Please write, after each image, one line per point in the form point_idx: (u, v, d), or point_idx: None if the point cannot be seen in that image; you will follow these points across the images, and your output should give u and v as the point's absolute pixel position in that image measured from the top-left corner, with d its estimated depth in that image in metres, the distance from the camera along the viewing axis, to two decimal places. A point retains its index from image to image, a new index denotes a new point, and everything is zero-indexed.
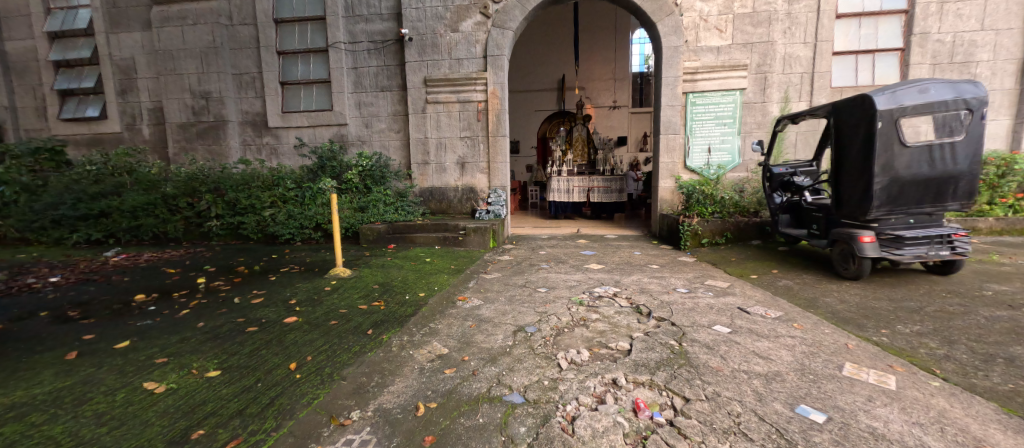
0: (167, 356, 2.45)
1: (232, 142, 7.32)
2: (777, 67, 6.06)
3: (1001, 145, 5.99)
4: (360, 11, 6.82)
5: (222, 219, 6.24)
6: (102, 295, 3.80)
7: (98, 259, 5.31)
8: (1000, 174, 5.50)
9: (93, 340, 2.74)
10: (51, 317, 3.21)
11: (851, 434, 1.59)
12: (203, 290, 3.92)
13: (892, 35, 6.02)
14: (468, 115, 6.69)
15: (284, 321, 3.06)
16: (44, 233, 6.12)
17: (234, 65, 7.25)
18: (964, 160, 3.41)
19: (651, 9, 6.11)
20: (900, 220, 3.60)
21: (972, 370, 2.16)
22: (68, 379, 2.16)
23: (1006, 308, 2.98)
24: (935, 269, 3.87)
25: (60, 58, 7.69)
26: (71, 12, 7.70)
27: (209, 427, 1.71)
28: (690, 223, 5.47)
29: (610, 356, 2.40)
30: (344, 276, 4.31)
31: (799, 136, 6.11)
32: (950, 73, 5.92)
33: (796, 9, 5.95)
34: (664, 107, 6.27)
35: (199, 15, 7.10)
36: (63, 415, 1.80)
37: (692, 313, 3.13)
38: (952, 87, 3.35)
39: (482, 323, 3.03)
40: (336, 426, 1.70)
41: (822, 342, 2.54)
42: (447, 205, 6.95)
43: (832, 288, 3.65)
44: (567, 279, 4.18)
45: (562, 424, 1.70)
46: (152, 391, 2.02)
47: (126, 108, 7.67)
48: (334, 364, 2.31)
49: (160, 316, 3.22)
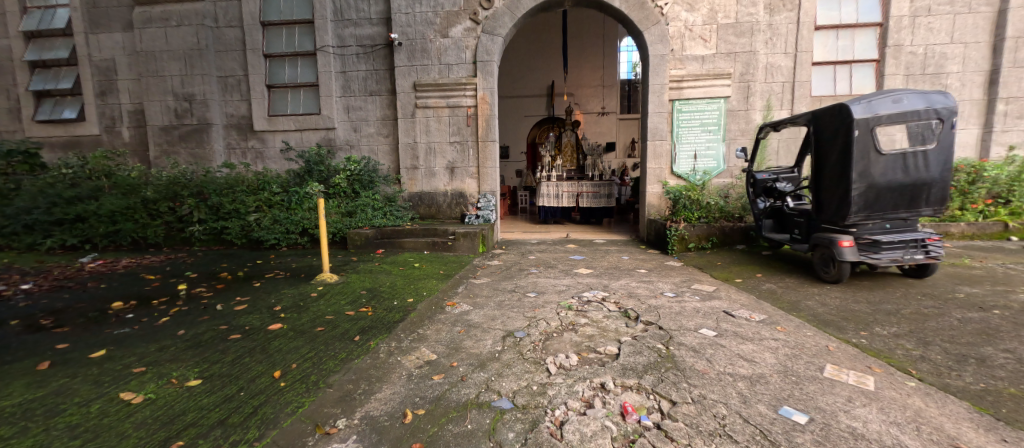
0: (144, 366, 2.37)
1: (216, 145, 7.18)
2: (759, 76, 6.23)
3: (971, 153, 6.25)
4: (348, 15, 6.80)
5: (205, 224, 6.11)
6: (79, 302, 3.68)
7: (74, 265, 5.16)
8: (970, 180, 5.72)
9: (67, 349, 2.64)
10: (22, 326, 3.09)
11: (832, 434, 1.63)
12: (184, 297, 3.82)
13: (868, 47, 6.25)
14: (458, 120, 6.70)
15: (269, 327, 3.01)
16: (15, 238, 5.87)
17: (220, 68, 7.14)
18: (936, 167, 3.54)
19: (638, 18, 6.22)
20: (878, 225, 3.71)
21: (946, 369, 2.24)
22: (39, 390, 2.08)
23: (978, 310, 3.10)
24: (910, 272, 4.00)
25: (36, 58, 7.46)
26: (49, 12, 7.50)
27: (188, 438, 1.66)
28: (677, 228, 5.56)
29: (598, 360, 2.42)
30: (331, 281, 4.24)
31: (781, 143, 6.29)
32: (923, 84, 6.14)
33: (777, 20, 6.14)
34: (652, 113, 6.38)
35: (183, 16, 6.97)
36: (35, 428, 1.73)
37: (679, 317, 3.17)
38: (924, 97, 3.47)
39: (471, 328, 3.02)
40: (322, 435, 1.67)
41: (804, 344, 2.61)
42: (436, 210, 6.92)
43: (813, 292, 3.73)
44: (556, 283, 4.21)
45: (551, 429, 1.70)
46: (129, 401, 1.96)
47: (105, 110, 7.48)
48: (320, 372, 2.27)
49: (139, 324, 3.13)
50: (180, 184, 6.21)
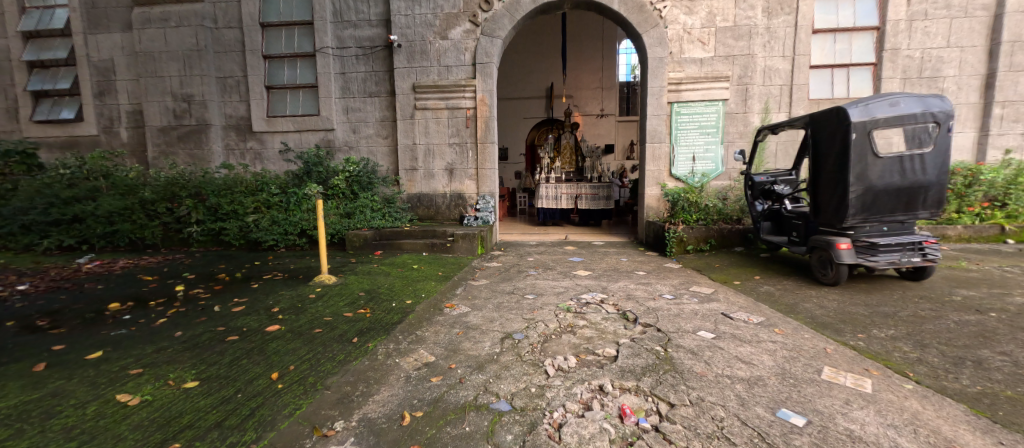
0: (141, 367, 2.36)
1: (215, 146, 7.17)
2: (758, 79, 6.26)
3: (967, 156, 6.28)
4: (348, 16, 6.81)
5: (203, 225, 6.11)
6: (75, 303, 3.66)
7: (71, 266, 5.14)
8: (966, 183, 5.76)
9: (64, 350, 2.63)
10: (18, 327, 3.07)
11: (830, 437, 1.63)
12: (181, 299, 3.81)
13: (865, 50, 6.29)
14: (457, 122, 6.70)
15: (266, 329, 3.00)
16: (12, 238, 5.85)
17: (219, 69, 7.14)
18: (933, 170, 3.56)
19: (637, 21, 6.24)
20: (875, 228, 3.72)
21: (943, 372, 2.24)
22: (36, 392, 2.07)
23: (974, 313, 3.11)
24: (907, 275, 4.01)
25: (34, 58, 7.45)
26: (48, 12, 7.49)
27: (185, 440, 1.65)
28: (676, 230, 5.58)
29: (596, 362, 2.42)
30: (330, 283, 4.24)
31: (779, 145, 6.32)
32: (920, 88, 6.17)
33: (775, 23, 6.17)
34: (650, 116, 6.40)
35: (182, 17, 6.97)
36: (30, 430, 1.72)
37: (677, 319, 3.17)
38: (921, 101, 3.50)
39: (469, 330, 3.02)
40: (319, 437, 1.67)
41: (802, 347, 2.62)
42: (434, 212, 6.92)
43: (811, 294, 3.73)
44: (555, 285, 4.21)
45: (549, 431, 1.70)
46: (126, 403, 1.95)
47: (103, 110, 7.46)
48: (318, 374, 2.27)
49: (136, 326, 3.11)
50: (179, 185, 6.20)
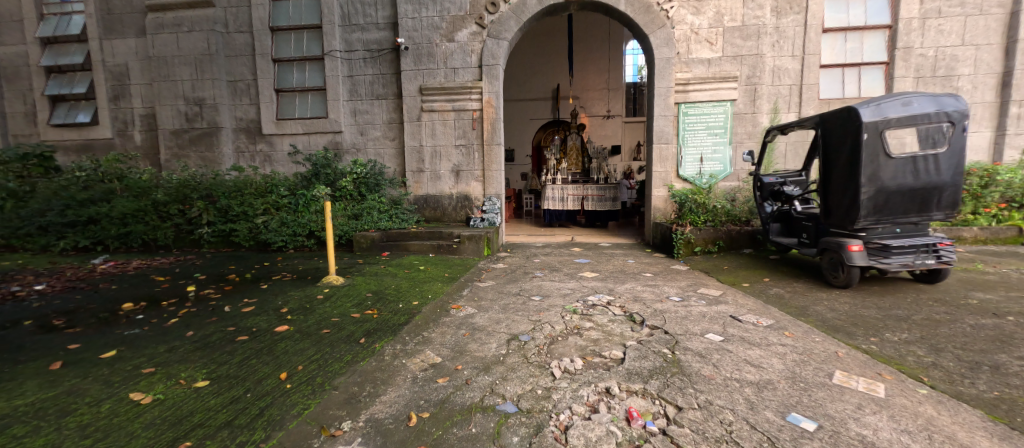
0: (154, 366, 2.40)
1: (225, 148, 7.28)
2: (766, 79, 6.19)
3: (983, 156, 6.15)
4: (356, 20, 6.88)
5: (213, 226, 6.20)
6: (90, 303, 3.74)
7: (86, 266, 5.24)
8: (983, 184, 5.64)
9: (79, 349, 2.68)
10: (35, 326, 3.14)
11: (842, 442, 1.61)
12: (192, 299, 3.87)
13: (877, 49, 6.20)
14: (463, 124, 6.73)
15: (275, 329, 3.03)
16: (30, 239, 5.99)
17: (229, 72, 7.25)
18: (947, 171, 3.49)
19: (643, 22, 6.22)
20: (888, 229, 3.66)
21: (959, 377, 2.20)
22: (52, 390, 2.11)
23: (992, 316, 3.04)
24: (921, 277, 3.94)
25: (52, 63, 7.63)
26: (65, 18, 7.67)
27: (196, 438, 1.68)
28: (683, 232, 5.50)
29: (603, 364, 2.41)
30: (338, 283, 4.28)
31: (788, 146, 6.24)
32: (934, 86, 6.06)
33: (784, 23, 6.10)
34: (658, 116, 6.36)
35: (194, 22, 7.10)
36: (47, 427, 1.76)
37: (685, 321, 3.14)
38: (934, 100, 3.43)
39: (476, 331, 3.02)
40: (327, 437, 1.68)
41: (813, 350, 2.58)
42: (441, 213, 6.95)
43: (822, 297, 3.67)
44: (561, 287, 4.19)
45: (555, 434, 1.70)
46: (139, 401, 1.98)
47: (118, 114, 7.61)
48: (325, 374, 2.29)
49: (148, 325, 3.17)
50: (190, 187, 6.30)
